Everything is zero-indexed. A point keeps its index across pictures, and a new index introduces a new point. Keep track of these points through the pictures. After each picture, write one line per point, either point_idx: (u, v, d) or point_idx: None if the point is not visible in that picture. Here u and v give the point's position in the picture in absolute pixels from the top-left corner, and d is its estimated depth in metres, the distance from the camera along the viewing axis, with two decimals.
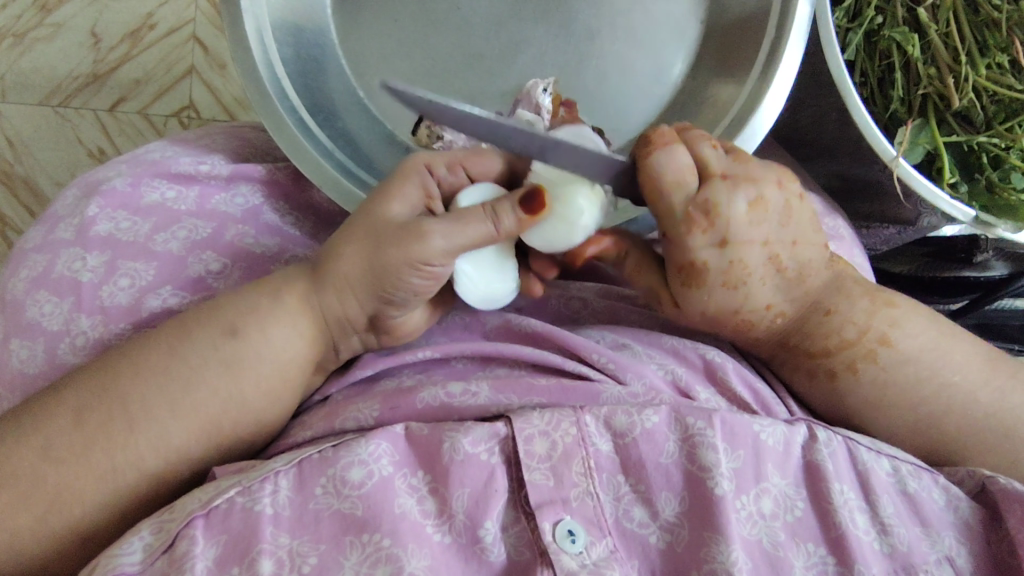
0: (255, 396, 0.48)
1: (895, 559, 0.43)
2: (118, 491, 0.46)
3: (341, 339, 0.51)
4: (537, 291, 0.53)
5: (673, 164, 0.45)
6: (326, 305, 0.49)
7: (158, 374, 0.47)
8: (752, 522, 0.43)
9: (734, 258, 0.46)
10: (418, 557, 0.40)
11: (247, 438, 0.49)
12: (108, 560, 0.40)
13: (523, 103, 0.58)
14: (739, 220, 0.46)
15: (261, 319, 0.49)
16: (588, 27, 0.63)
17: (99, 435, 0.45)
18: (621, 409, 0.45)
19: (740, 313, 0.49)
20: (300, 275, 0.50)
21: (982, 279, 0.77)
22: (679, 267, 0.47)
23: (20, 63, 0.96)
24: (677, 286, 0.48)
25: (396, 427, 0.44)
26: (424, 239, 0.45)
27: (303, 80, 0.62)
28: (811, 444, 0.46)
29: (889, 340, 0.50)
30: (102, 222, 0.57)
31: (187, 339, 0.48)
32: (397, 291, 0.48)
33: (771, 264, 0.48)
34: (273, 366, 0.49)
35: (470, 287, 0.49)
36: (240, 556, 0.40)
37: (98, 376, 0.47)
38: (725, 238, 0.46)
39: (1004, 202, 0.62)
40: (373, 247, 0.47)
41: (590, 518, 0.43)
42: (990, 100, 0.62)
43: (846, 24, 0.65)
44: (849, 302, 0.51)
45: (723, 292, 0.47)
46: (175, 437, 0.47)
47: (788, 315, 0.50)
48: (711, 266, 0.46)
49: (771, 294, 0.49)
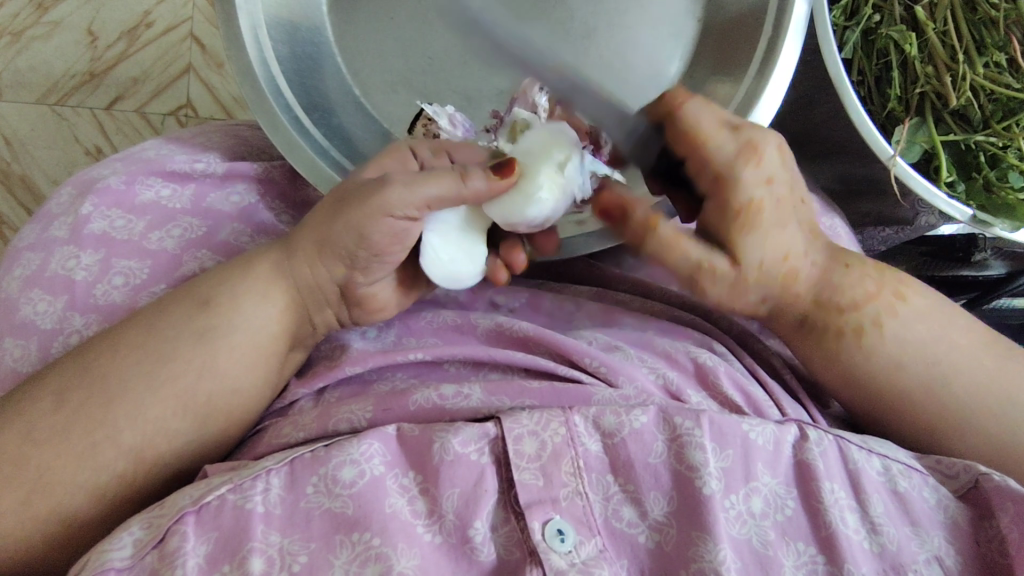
0: (229, 364, 0.48)
1: (884, 558, 0.43)
2: (98, 469, 0.46)
3: (315, 310, 0.52)
4: (502, 279, 0.52)
5: (705, 114, 0.47)
6: (295, 270, 0.50)
7: (134, 349, 0.48)
8: (741, 521, 0.43)
9: (780, 194, 0.48)
10: (408, 556, 0.40)
11: (228, 414, 0.49)
12: (96, 557, 0.40)
13: (518, 102, 0.58)
14: (778, 159, 0.48)
15: (233, 290, 0.50)
16: (583, 27, 0.63)
17: (79, 412, 0.46)
18: (610, 409, 0.45)
19: (786, 258, 0.50)
20: (273, 246, 0.52)
21: (980, 279, 0.78)
22: (734, 211, 0.47)
23: (18, 61, 0.96)
24: (730, 234, 0.48)
25: (388, 428, 0.45)
26: (387, 189, 0.46)
27: (299, 79, 0.63)
28: (801, 444, 0.46)
29: (904, 294, 0.52)
30: (97, 220, 0.57)
31: (164, 314, 0.49)
32: (361, 250, 0.48)
33: (798, 207, 0.50)
34: (246, 335, 0.49)
35: (432, 260, 0.49)
36: (230, 554, 0.40)
37: (77, 360, 0.48)
38: (772, 174, 0.48)
39: (1002, 201, 0.62)
40: (338, 207, 0.48)
41: (579, 517, 0.43)
42: (987, 99, 0.62)
43: (843, 22, 0.65)
44: (860, 261, 0.53)
45: (774, 232, 0.48)
46: (156, 411, 0.47)
47: (817, 263, 0.52)
48: (765, 202, 0.47)
49: (803, 242, 0.51)
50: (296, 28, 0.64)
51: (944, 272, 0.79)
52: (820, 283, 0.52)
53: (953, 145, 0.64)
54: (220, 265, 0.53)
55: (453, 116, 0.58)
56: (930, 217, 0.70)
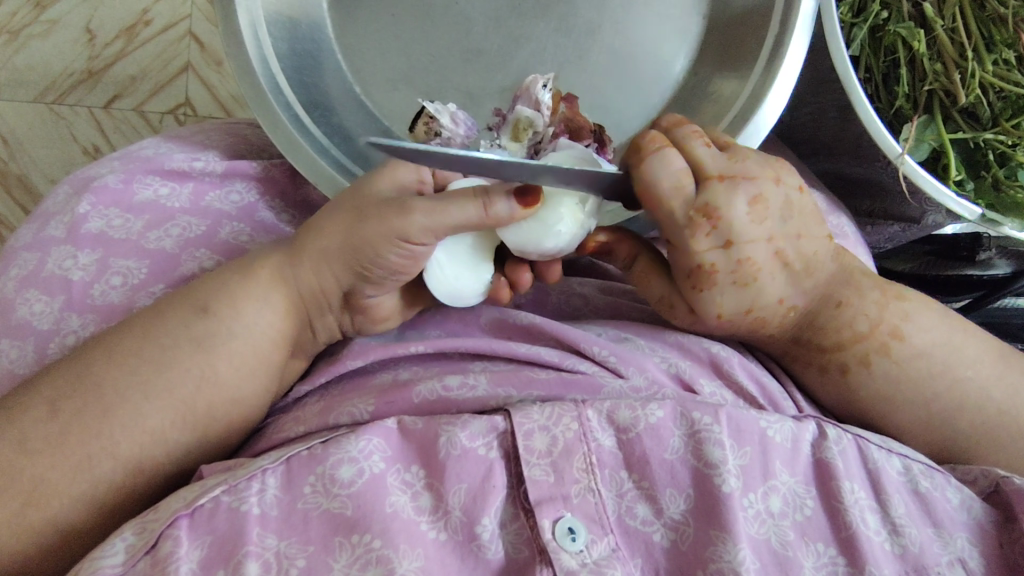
0: (228, 373, 0.47)
1: (906, 560, 0.42)
2: (94, 480, 0.44)
3: (317, 316, 0.50)
4: (505, 298, 0.50)
5: (671, 170, 0.44)
6: (299, 277, 0.48)
7: (130, 357, 0.46)
8: (760, 520, 0.41)
9: (741, 257, 0.45)
10: (410, 558, 0.39)
11: (226, 421, 0.47)
12: (88, 563, 0.38)
13: (522, 99, 0.56)
14: (742, 219, 0.45)
15: (232, 295, 0.48)
16: (588, 22, 0.62)
17: (74, 422, 0.44)
18: (624, 404, 0.43)
19: (753, 310, 0.48)
20: (276, 250, 0.50)
21: (986, 278, 0.75)
22: (687, 272, 0.46)
23: (15, 60, 0.95)
24: (687, 291, 0.47)
25: (389, 421, 0.43)
26: (406, 214, 0.44)
27: (297, 76, 0.61)
28: (820, 442, 0.44)
29: (900, 333, 0.49)
30: (94, 219, 0.56)
31: (160, 320, 0.47)
32: (375, 268, 0.46)
33: (775, 258, 0.47)
34: (245, 343, 0.47)
35: (436, 276, 0.47)
36: (226, 558, 0.39)
37: (73, 366, 0.46)
38: (730, 239, 0.45)
39: (1011, 200, 0.60)
40: (354, 221, 0.46)
41: (591, 515, 0.41)
42: (997, 97, 0.61)
43: (851, 19, 0.63)
44: (860, 295, 0.50)
45: (733, 292, 0.47)
46: (154, 421, 0.45)
47: (800, 308, 0.50)
48: (720, 268, 0.45)
49: (783, 288, 0.48)
50: (295, 24, 0.62)
51: (950, 271, 0.78)
52: (803, 321, 0.50)
53: (960, 143, 0.63)
54: (218, 267, 0.52)
55: (455, 115, 0.57)
56: (938, 216, 0.68)
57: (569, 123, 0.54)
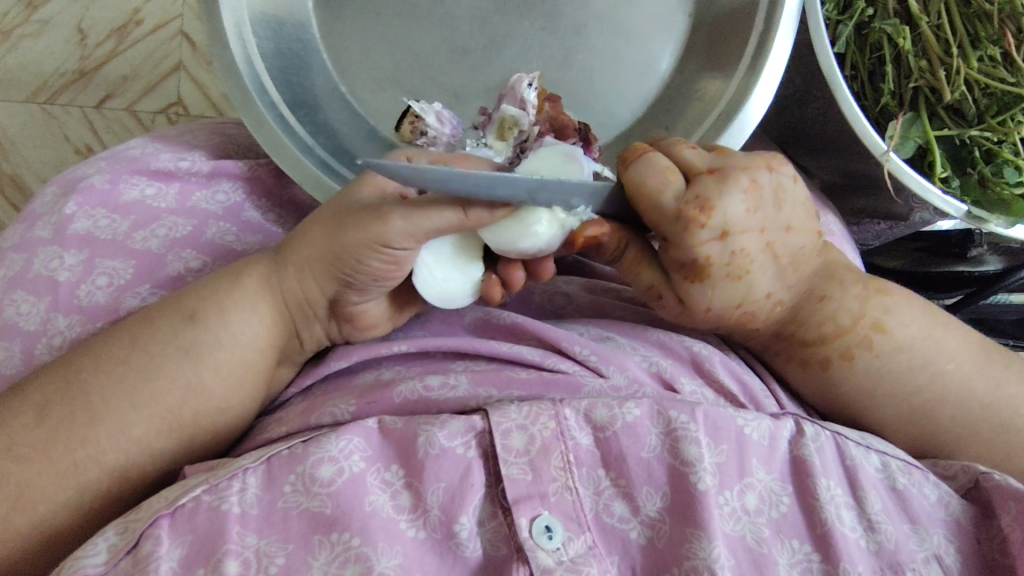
0: (215, 381, 0.47)
1: (881, 557, 0.42)
2: (80, 488, 0.45)
3: (303, 324, 0.50)
4: (497, 299, 0.49)
5: (657, 168, 0.44)
6: (285, 285, 0.49)
7: (117, 365, 0.46)
8: (736, 518, 0.42)
9: (735, 249, 0.45)
10: (389, 556, 0.39)
11: (211, 427, 0.48)
12: (71, 563, 0.39)
13: (507, 98, 0.56)
14: (736, 210, 0.45)
15: (220, 303, 0.48)
16: (574, 21, 0.62)
17: (59, 429, 0.45)
18: (602, 402, 0.44)
19: (743, 304, 0.48)
20: (262, 257, 0.50)
21: (976, 275, 0.76)
22: (680, 266, 0.46)
23: (6, 58, 0.95)
24: (680, 284, 0.47)
25: (369, 421, 0.44)
26: (385, 221, 0.43)
27: (284, 75, 0.61)
28: (798, 439, 0.45)
29: (883, 326, 0.50)
30: (80, 219, 0.56)
31: (148, 327, 0.48)
32: (358, 274, 0.47)
33: (768, 251, 0.47)
34: (232, 352, 0.48)
35: (426, 279, 0.47)
36: (205, 556, 0.39)
37: (60, 372, 0.46)
38: (725, 229, 0.45)
39: (997, 197, 0.61)
40: (336, 229, 0.46)
41: (568, 513, 0.42)
42: (982, 94, 0.61)
43: (836, 16, 0.64)
44: (841, 289, 0.50)
45: (727, 285, 0.47)
46: (139, 430, 0.46)
47: (786, 304, 0.50)
48: (716, 260, 0.45)
49: (771, 282, 0.48)
50: (280, 23, 0.62)
51: (939, 267, 0.78)
52: (785, 319, 0.51)
53: (947, 140, 0.63)
54: (209, 273, 0.52)
55: (441, 113, 0.58)
56: (924, 213, 0.67)
57: (554, 122, 0.55)
